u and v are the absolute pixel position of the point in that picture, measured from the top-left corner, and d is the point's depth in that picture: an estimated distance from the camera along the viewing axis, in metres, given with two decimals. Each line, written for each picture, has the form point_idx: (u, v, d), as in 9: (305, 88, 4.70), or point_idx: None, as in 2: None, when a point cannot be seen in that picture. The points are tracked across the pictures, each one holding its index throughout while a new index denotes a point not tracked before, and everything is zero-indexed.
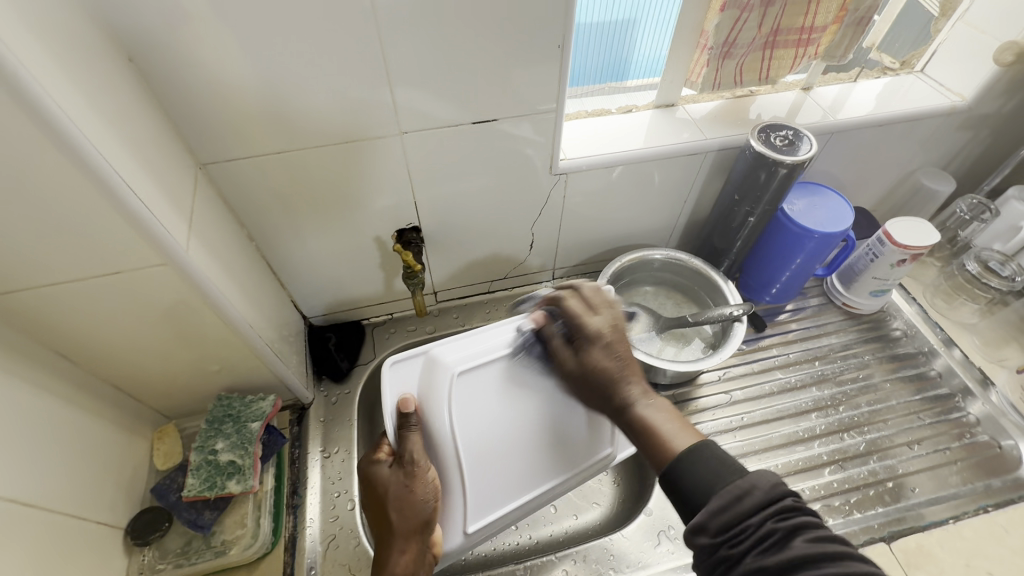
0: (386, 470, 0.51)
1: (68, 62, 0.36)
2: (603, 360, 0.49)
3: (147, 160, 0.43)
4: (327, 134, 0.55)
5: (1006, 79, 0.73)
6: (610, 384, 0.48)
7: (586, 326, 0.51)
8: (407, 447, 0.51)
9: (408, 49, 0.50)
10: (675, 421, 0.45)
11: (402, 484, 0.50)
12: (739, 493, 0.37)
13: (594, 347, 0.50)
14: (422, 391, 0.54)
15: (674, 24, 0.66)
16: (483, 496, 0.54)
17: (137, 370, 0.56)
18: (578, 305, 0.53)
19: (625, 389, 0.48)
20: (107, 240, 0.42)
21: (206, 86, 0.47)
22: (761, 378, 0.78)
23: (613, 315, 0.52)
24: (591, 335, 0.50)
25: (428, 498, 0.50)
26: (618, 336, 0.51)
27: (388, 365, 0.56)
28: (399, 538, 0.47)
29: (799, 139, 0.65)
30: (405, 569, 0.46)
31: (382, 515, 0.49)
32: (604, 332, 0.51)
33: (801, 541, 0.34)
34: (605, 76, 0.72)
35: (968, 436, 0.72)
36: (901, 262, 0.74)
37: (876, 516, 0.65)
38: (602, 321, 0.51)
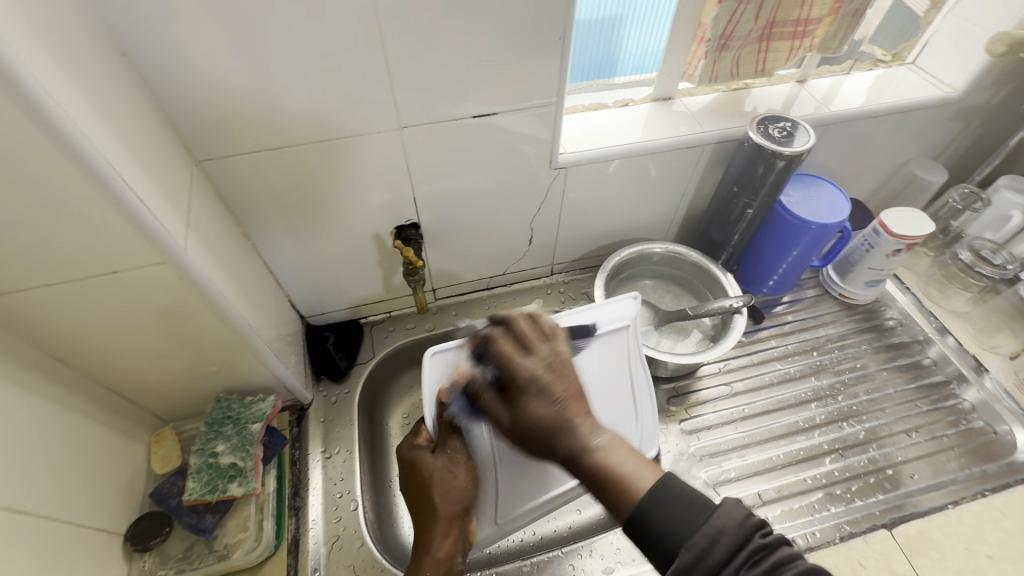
0: (427, 458, 0.54)
1: (60, 54, 0.34)
2: (541, 409, 0.45)
3: (144, 156, 0.42)
4: (325, 129, 0.54)
5: (997, 70, 0.74)
6: (556, 434, 0.44)
7: (517, 371, 0.46)
8: (446, 434, 0.55)
9: (408, 41, 0.49)
10: (632, 458, 0.43)
11: (443, 468, 0.54)
12: (708, 543, 0.36)
13: (527, 397, 0.45)
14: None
15: (659, 20, 0.66)
16: (513, 489, 0.57)
17: (134, 373, 0.55)
18: (510, 348, 0.48)
19: (575, 434, 0.44)
20: (103, 239, 0.41)
21: (202, 81, 0.46)
22: (761, 370, 0.78)
23: (550, 348, 0.48)
24: (523, 383, 0.46)
25: (467, 482, 0.54)
26: (554, 376, 0.46)
27: (430, 355, 0.60)
28: (440, 525, 0.51)
29: (797, 130, 0.66)
30: (446, 555, 0.50)
31: (421, 502, 0.53)
32: (538, 375, 0.46)
33: None
34: (594, 73, 0.71)
35: (964, 423, 0.74)
36: (896, 252, 0.74)
37: (876, 503, 0.65)
38: (536, 360, 0.47)
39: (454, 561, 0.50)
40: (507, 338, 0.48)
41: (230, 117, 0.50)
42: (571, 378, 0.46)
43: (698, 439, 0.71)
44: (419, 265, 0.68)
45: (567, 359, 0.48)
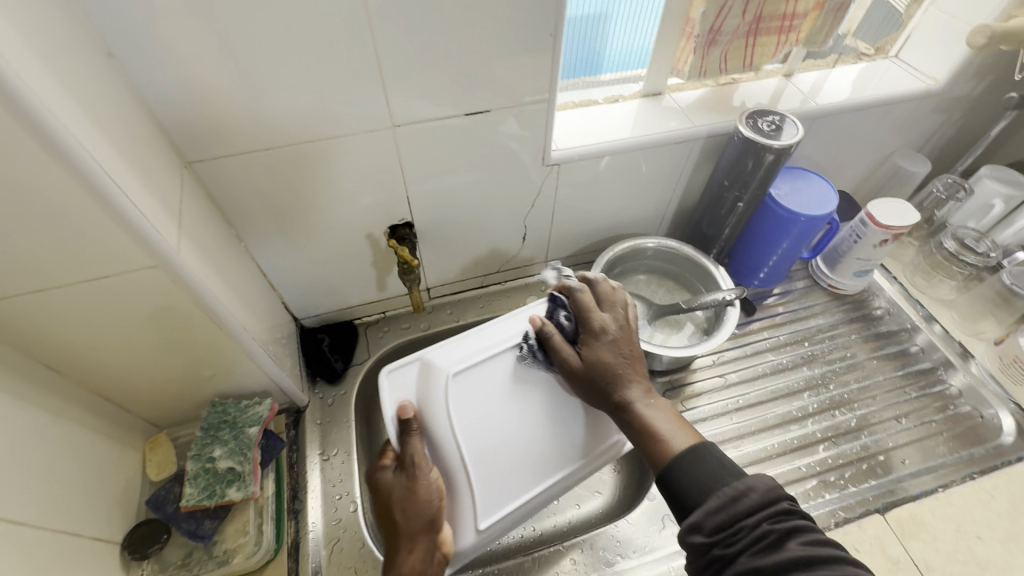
0: (390, 476, 0.51)
1: (49, 57, 0.34)
2: (605, 356, 0.52)
3: (134, 158, 0.42)
4: (317, 128, 0.53)
5: (978, 62, 0.75)
6: (612, 380, 0.51)
7: (591, 321, 0.54)
8: (407, 451, 0.50)
9: (399, 39, 0.49)
10: (675, 422, 0.49)
11: (405, 488, 0.49)
12: (736, 496, 0.42)
13: (597, 343, 0.53)
14: (420, 400, 0.52)
15: (647, 16, 0.66)
16: (491, 493, 0.53)
17: (127, 379, 0.54)
18: (590, 300, 0.56)
19: (626, 387, 0.51)
20: (95, 243, 0.40)
21: (191, 81, 0.46)
22: (754, 361, 0.79)
23: (619, 313, 0.56)
24: (596, 329, 0.54)
25: (431, 498, 0.49)
26: (623, 335, 0.54)
27: (385, 372, 0.54)
28: (405, 539, 0.48)
29: (785, 123, 0.66)
30: (411, 569, 0.46)
31: (388, 520, 0.49)
32: (608, 329, 0.54)
33: (793, 543, 0.38)
34: (579, 71, 0.71)
35: (951, 408, 0.75)
36: (884, 242, 0.76)
37: (869, 488, 0.66)
38: (609, 318, 0.55)
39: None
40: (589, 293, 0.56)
41: (221, 117, 0.49)
42: (632, 341, 0.54)
43: None
44: (414, 264, 0.68)
45: (631, 327, 0.55)
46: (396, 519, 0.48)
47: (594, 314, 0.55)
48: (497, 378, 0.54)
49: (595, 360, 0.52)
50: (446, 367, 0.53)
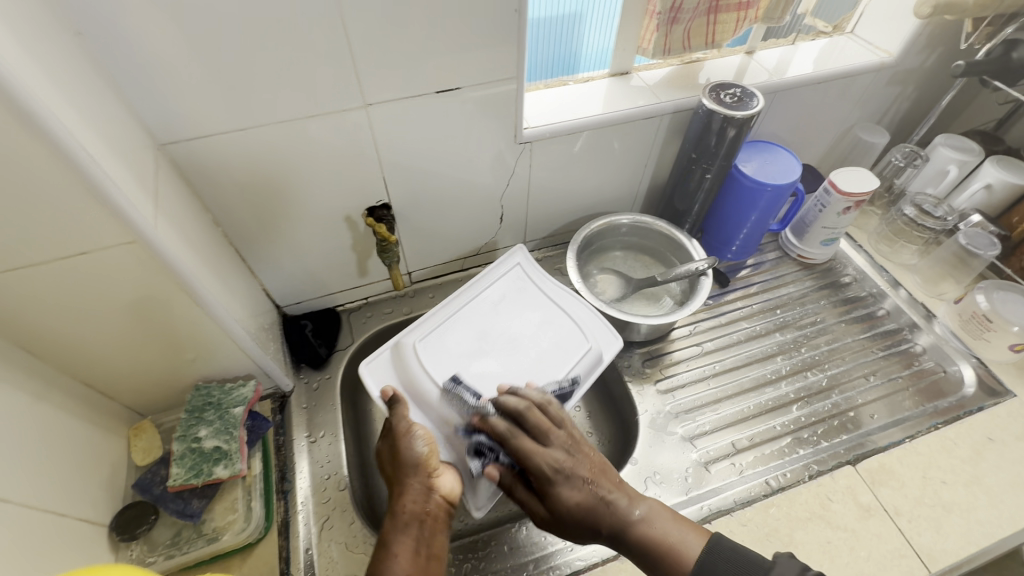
0: (383, 446, 0.54)
1: (22, 32, 0.35)
2: (575, 496, 0.50)
3: (107, 134, 0.42)
4: (290, 109, 0.54)
5: (928, 34, 0.79)
6: (597, 519, 0.50)
7: (542, 466, 0.50)
8: (392, 416, 0.54)
9: (368, 18, 0.50)
10: (672, 521, 0.50)
11: (392, 449, 0.53)
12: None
13: (561, 487, 0.50)
14: (401, 377, 0.58)
15: (618, 18, 0.71)
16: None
17: (107, 365, 0.54)
18: (530, 442, 0.51)
19: (615, 518, 0.50)
20: (72, 220, 0.41)
21: (159, 61, 0.46)
22: (729, 329, 0.82)
23: (564, 435, 0.53)
24: (550, 473, 0.50)
25: (416, 445, 0.52)
26: (577, 459, 0.51)
27: (363, 364, 0.60)
28: (398, 486, 0.50)
29: (747, 96, 0.69)
30: (414, 507, 0.48)
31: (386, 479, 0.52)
32: (561, 464, 0.51)
33: None
34: (557, 70, 0.74)
35: (916, 364, 0.79)
36: (846, 210, 0.79)
37: (840, 443, 0.69)
38: (557, 448, 0.52)
39: (425, 513, 0.48)
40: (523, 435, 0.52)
41: (195, 98, 0.50)
42: (589, 457, 0.52)
43: (673, 397, 0.74)
44: (392, 241, 0.68)
45: (579, 439, 0.53)
46: (390, 473, 0.52)
47: (542, 456, 0.51)
48: (461, 337, 0.61)
49: (568, 506, 0.50)
50: (416, 342, 0.60)
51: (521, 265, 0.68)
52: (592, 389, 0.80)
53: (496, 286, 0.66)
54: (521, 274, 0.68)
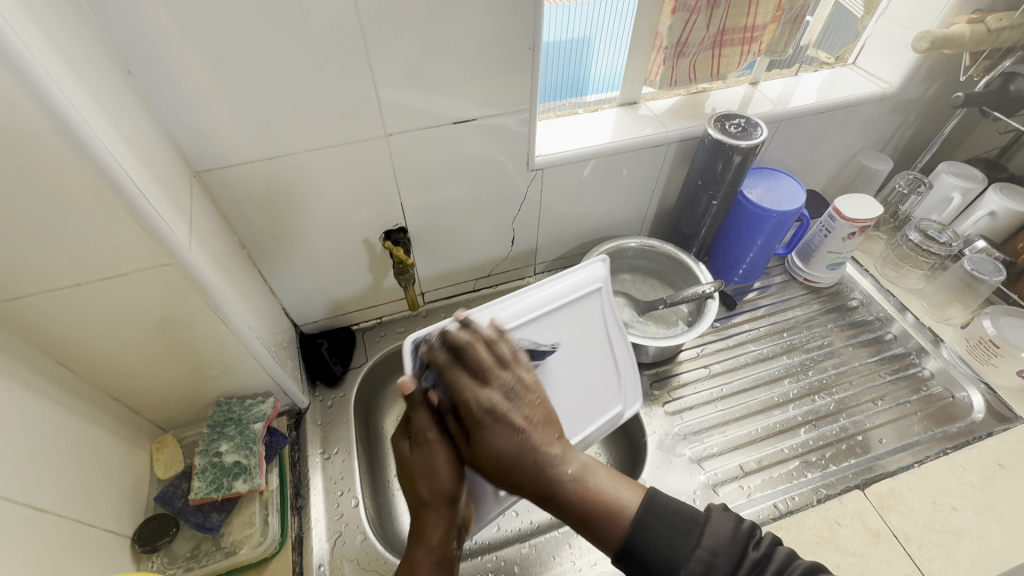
0: (407, 452, 0.52)
1: (81, 75, 0.38)
2: (500, 441, 0.48)
3: (151, 165, 0.45)
4: (316, 139, 0.58)
5: (927, 66, 0.81)
6: (522, 466, 0.47)
7: (475, 401, 0.49)
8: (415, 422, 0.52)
9: (392, 56, 0.54)
10: (607, 479, 0.48)
11: (425, 463, 0.51)
12: (707, 565, 0.41)
13: (491, 431, 0.48)
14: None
15: (628, 36, 0.72)
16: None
17: (136, 380, 0.57)
18: (468, 378, 0.50)
19: (545, 470, 0.47)
20: (117, 244, 0.44)
21: (196, 96, 0.50)
22: (736, 352, 0.83)
23: (507, 379, 0.50)
24: (478, 413, 0.48)
25: (449, 472, 0.51)
26: (516, 404, 0.49)
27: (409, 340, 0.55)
28: (431, 512, 0.49)
29: (751, 126, 0.71)
30: (441, 541, 0.48)
31: (413, 493, 0.50)
32: (494, 404, 0.49)
33: None
34: (565, 92, 0.77)
35: (924, 389, 0.79)
36: (851, 235, 0.80)
37: (848, 467, 0.70)
38: (495, 390, 0.49)
39: (449, 549, 0.49)
40: (463, 368, 0.50)
41: (229, 130, 0.53)
42: (531, 404, 0.50)
43: (682, 419, 0.75)
44: (409, 264, 0.71)
45: (524, 385, 0.51)
46: (422, 495, 0.50)
47: (473, 395, 0.49)
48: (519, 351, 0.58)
49: (496, 452, 0.48)
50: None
51: (598, 289, 0.64)
52: None
53: (567, 309, 0.63)
54: (593, 301, 0.64)
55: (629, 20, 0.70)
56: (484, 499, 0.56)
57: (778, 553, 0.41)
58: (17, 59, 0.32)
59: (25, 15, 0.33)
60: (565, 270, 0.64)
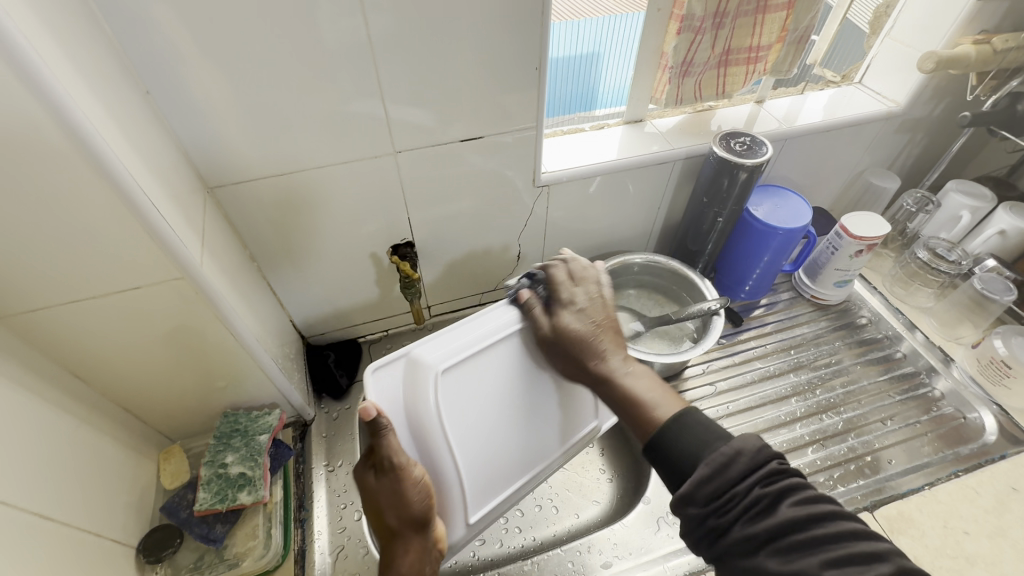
0: (372, 480, 0.51)
1: (102, 97, 0.40)
2: (577, 330, 0.55)
3: (166, 181, 0.47)
4: (325, 156, 0.59)
5: (933, 86, 0.81)
6: (586, 354, 0.54)
7: (565, 295, 0.56)
8: (382, 449, 0.49)
9: (401, 76, 0.55)
10: (655, 386, 0.50)
11: (392, 491, 0.50)
12: (727, 463, 0.39)
13: (570, 319, 0.55)
14: (408, 398, 0.52)
15: (635, 54, 0.74)
16: (479, 488, 0.56)
17: (146, 391, 0.58)
18: (564, 276, 0.58)
19: (603, 362, 0.53)
20: (131, 258, 0.45)
21: (210, 116, 0.51)
22: (743, 369, 0.82)
23: (593, 288, 0.58)
24: (567, 304, 0.56)
25: (420, 498, 0.50)
26: (595, 307, 0.56)
27: (370, 371, 0.53)
28: (401, 541, 0.50)
29: (757, 144, 0.72)
30: (412, 567, 0.50)
31: (382, 520, 0.51)
32: (580, 303, 0.56)
33: (786, 507, 0.36)
34: (574, 106, 0.78)
35: (935, 409, 0.78)
36: (859, 253, 0.80)
37: (857, 488, 0.69)
38: (583, 292, 0.57)
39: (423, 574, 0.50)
40: (564, 270, 0.58)
41: (242, 148, 0.55)
42: (606, 314, 0.56)
43: None
44: (416, 278, 0.71)
45: (605, 301, 0.57)
46: (392, 523, 0.50)
47: (566, 289, 0.57)
48: (482, 374, 0.55)
49: (568, 334, 0.55)
50: (432, 363, 0.53)
51: None
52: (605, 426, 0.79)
53: None
54: None
55: (637, 34, 0.72)
56: (451, 521, 0.55)
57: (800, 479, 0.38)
58: (44, 84, 0.33)
59: (52, 41, 0.35)
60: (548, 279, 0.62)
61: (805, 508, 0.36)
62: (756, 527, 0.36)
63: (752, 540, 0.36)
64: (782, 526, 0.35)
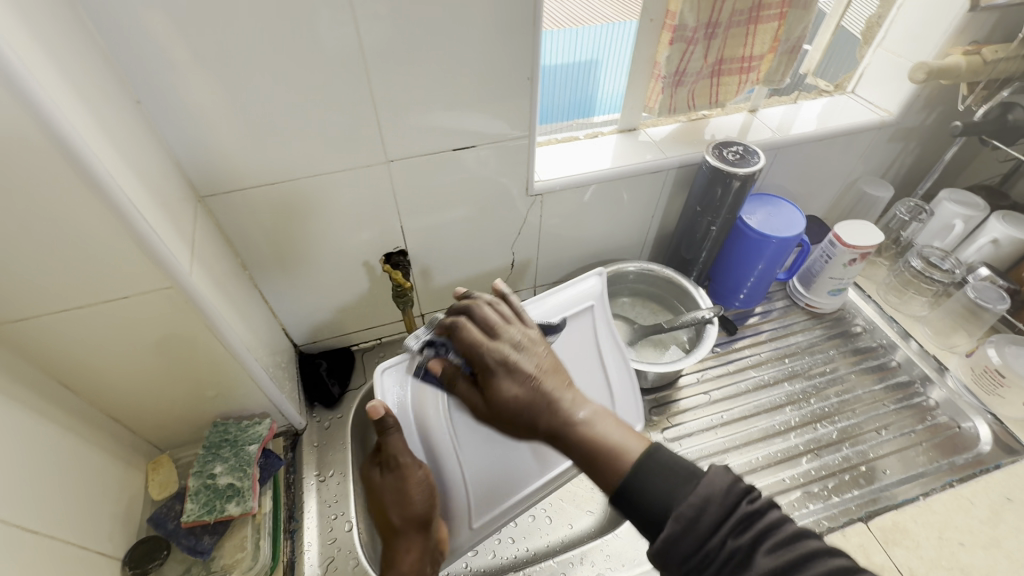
0: (379, 477, 0.56)
1: (90, 106, 0.40)
2: (511, 389, 0.46)
3: (155, 190, 0.46)
4: (318, 164, 0.59)
5: (926, 95, 0.82)
6: (533, 412, 0.45)
7: (483, 355, 0.48)
8: (390, 446, 0.55)
9: (393, 85, 0.55)
10: (619, 426, 0.43)
11: (396, 488, 0.55)
12: (697, 514, 0.36)
13: (500, 377, 0.47)
14: (415, 400, 0.61)
15: (631, 57, 0.73)
16: (482, 491, 0.60)
17: (135, 401, 0.58)
18: (475, 333, 0.50)
19: (554, 414, 0.44)
20: (119, 267, 0.44)
21: (201, 124, 0.51)
22: (737, 378, 0.82)
23: (517, 332, 0.49)
24: (490, 362, 0.48)
25: (420, 498, 0.55)
26: (524, 354, 0.48)
27: (379, 372, 0.61)
28: (403, 539, 0.54)
29: (749, 153, 0.72)
30: (412, 566, 0.53)
31: (387, 519, 0.55)
32: (505, 355, 0.48)
33: (764, 556, 0.34)
34: (573, 113, 0.78)
35: (930, 419, 0.78)
36: (852, 261, 0.80)
37: (851, 498, 0.68)
38: (505, 341, 0.49)
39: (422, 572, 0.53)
40: (474, 327, 0.50)
41: (234, 156, 0.55)
42: (542, 355, 0.48)
43: (680, 446, 0.74)
44: (408, 287, 0.71)
45: (534, 339, 0.49)
46: (394, 521, 0.55)
47: (483, 347, 0.48)
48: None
49: (504, 398, 0.46)
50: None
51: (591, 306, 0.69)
52: None
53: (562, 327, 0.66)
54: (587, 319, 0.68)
55: (633, 40, 0.71)
56: (456, 521, 0.59)
57: (772, 515, 0.36)
58: (29, 93, 0.33)
59: (39, 50, 0.35)
60: (560, 288, 0.69)
61: (782, 554, 0.34)
62: None
63: None
64: None
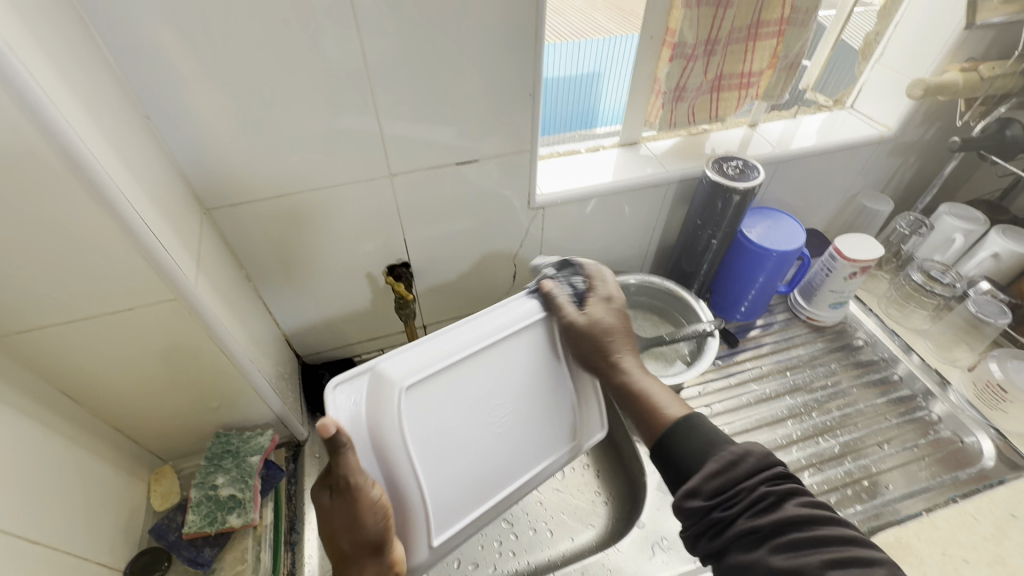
0: (328, 501, 0.48)
1: (101, 123, 0.41)
2: (603, 329, 0.58)
3: (163, 204, 0.47)
4: (322, 178, 0.60)
5: (924, 111, 0.83)
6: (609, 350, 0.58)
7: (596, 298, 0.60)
8: (340, 470, 0.46)
9: (397, 102, 0.56)
10: (666, 391, 0.55)
11: (347, 512, 0.47)
12: (733, 462, 0.45)
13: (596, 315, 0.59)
14: (371, 415, 0.50)
15: (630, 75, 0.75)
16: (445, 509, 0.54)
17: (137, 411, 0.58)
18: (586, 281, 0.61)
19: (623, 360, 0.57)
20: (127, 280, 0.45)
21: (208, 142, 0.53)
22: (739, 391, 0.82)
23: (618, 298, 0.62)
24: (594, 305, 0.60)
25: (377, 518, 0.47)
26: (617, 315, 0.60)
27: (329, 387, 0.50)
28: (355, 564, 0.47)
29: (749, 168, 0.73)
30: None
31: (336, 545, 0.48)
32: (607, 308, 0.60)
33: (788, 505, 0.42)
34: (575, 124, 0.80)
35: (932, 433, 0.77)
36: (853, 275, 0.80)
37: (855, 514, 0.68)
38: (607, 298, 0.61)
39: None
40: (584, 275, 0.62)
41: (240, 170, 0.56)
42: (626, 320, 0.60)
43: None
44: (410, 298, 0.71)
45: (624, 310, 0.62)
46: (345, 546, 0.47)
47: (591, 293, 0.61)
48: (451, 390, 0.54)
49: (595, 331, 0.58)
50: (397, 383, 0.50)
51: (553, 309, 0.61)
52: (600, 445, 0.80)
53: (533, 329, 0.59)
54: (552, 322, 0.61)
55: (634, 56, 0.73)
56: (412, 541, 0.52)
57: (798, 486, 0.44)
58: (41, 108, 0.34)
59: (53, 71, 0.36)
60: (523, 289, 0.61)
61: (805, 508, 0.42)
62: (759, 520, 0.42)
63: (755, 532, 0.42)
64: (784, 521, 0.41)
